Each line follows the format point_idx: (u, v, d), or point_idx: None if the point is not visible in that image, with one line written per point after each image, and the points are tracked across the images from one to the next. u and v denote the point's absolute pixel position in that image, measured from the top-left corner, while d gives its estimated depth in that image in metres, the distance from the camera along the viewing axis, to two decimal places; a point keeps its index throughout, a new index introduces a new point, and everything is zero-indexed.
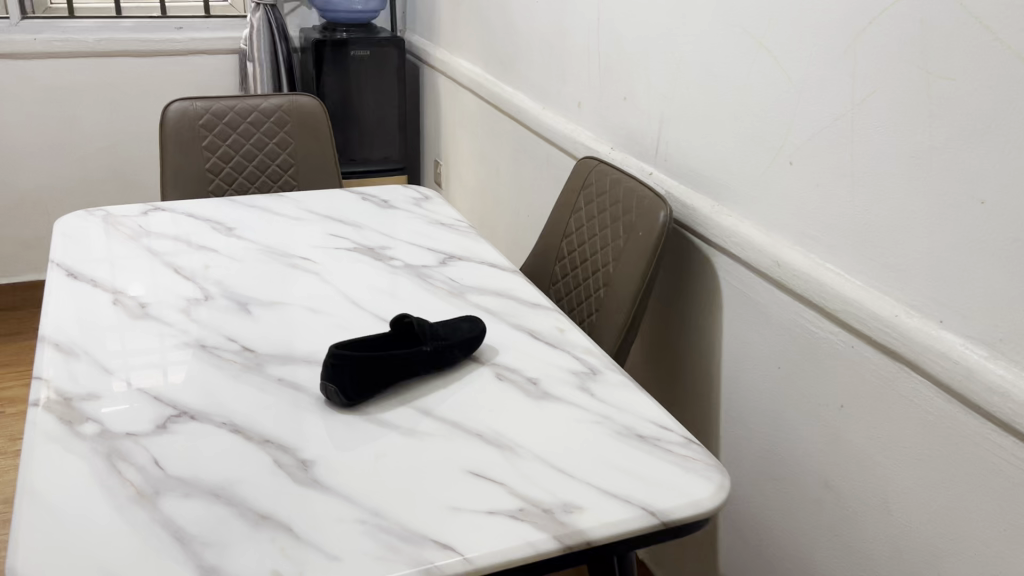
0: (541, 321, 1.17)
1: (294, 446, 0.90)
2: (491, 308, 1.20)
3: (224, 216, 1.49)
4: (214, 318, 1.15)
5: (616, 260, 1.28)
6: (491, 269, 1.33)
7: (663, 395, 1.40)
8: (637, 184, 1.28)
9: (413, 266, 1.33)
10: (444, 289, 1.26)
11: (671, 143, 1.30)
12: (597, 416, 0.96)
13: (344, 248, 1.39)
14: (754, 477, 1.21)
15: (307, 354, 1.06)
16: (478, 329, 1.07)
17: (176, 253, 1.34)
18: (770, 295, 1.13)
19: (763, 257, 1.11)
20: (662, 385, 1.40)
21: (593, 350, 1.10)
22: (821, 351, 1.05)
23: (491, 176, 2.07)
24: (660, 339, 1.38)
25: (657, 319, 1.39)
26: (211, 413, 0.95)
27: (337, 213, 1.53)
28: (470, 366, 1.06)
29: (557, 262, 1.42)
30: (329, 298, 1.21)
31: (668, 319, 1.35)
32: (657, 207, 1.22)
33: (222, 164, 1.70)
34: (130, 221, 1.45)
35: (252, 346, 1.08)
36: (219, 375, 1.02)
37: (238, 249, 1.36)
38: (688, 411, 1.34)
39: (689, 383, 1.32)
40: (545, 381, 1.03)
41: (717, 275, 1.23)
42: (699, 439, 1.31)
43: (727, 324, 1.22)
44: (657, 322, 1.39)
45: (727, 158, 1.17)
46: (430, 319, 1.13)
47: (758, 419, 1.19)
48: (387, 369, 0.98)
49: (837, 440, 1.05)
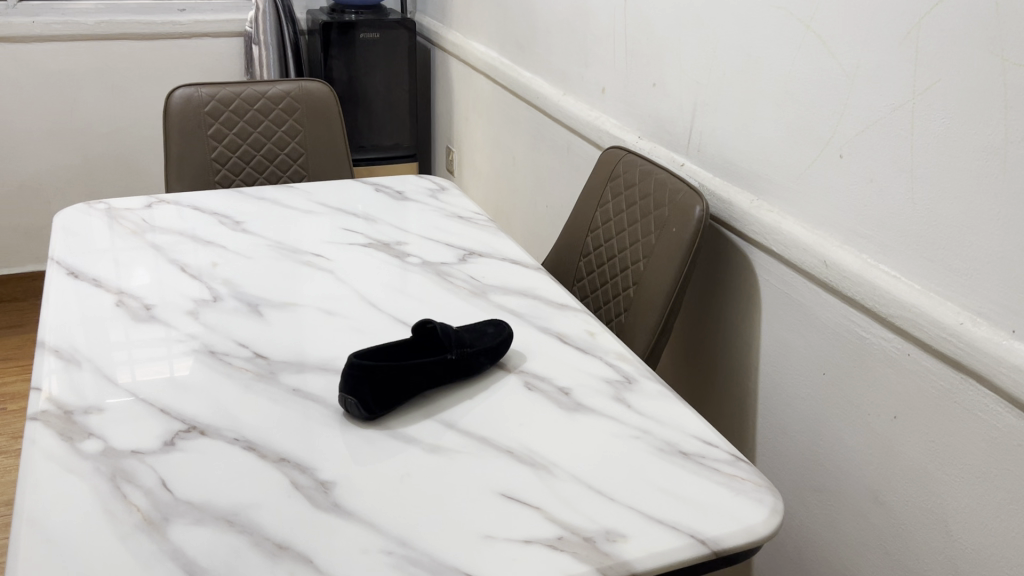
0: (569, 324, 1.10)
1: (312, 464, 0.83)
2: (516, 309, 1.13)
3: (232, 209, 1.42)
4: (223, 321, 1.08)
5: (647, 258, 1.21)
6: (513, 267, 1.26)
7: (695, 398, 1.33)
8: (670, 177, 1.21)
9: (431, 263, 1.27)
10: (465, 288, 1.19)
11: (705, 133, 1.23)
12: (635, 430, 0.90)
13: (358, 243, 1.32)
14: (794, 488, 1.14)
15: (322, 361, 1.00)
16: (505, 335, 1.01)
17: (182, 249, 1.28)
18: (815, 297, 1.06)
19: (809, 255, 1.04)
20: (694, 388, 1.33)
21: (626, 355, 1.04)
22: (872, 358, 0.98)
23: (507, 165, 1.99)
24: (693, 339, 1.32)
25: (689, 319, 1.32)
26: (222, 428, 0.88)
27: (349, 206, 1.46)
28: (497, 373, 0.99)
29: (581, 258, 1.35)
30: (345, 299, 1.14)
31: (701, 319, 1.29)
32: (692, 200, 1.15)
33: (229, 154, 1.63)
34: (133, 215, 1.38)
35: (264, 352, 1.02)
36: (229, 384, 0.96)
37: (247, 245, 1.29)
38: (722, 416, 1.27)
39: (724, 386, 1.26)
40: (577, 391, 0.96)
41: (755, 273, 1.16)
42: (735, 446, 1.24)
43: (766, 326, 1.15)
44: (689, 321, 1.32)
45: (769, 149, 1.10)
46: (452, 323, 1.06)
47: (799, 427, 1.12)
48: (410, 379, 0.91)
49: (889, 453, 0.98)
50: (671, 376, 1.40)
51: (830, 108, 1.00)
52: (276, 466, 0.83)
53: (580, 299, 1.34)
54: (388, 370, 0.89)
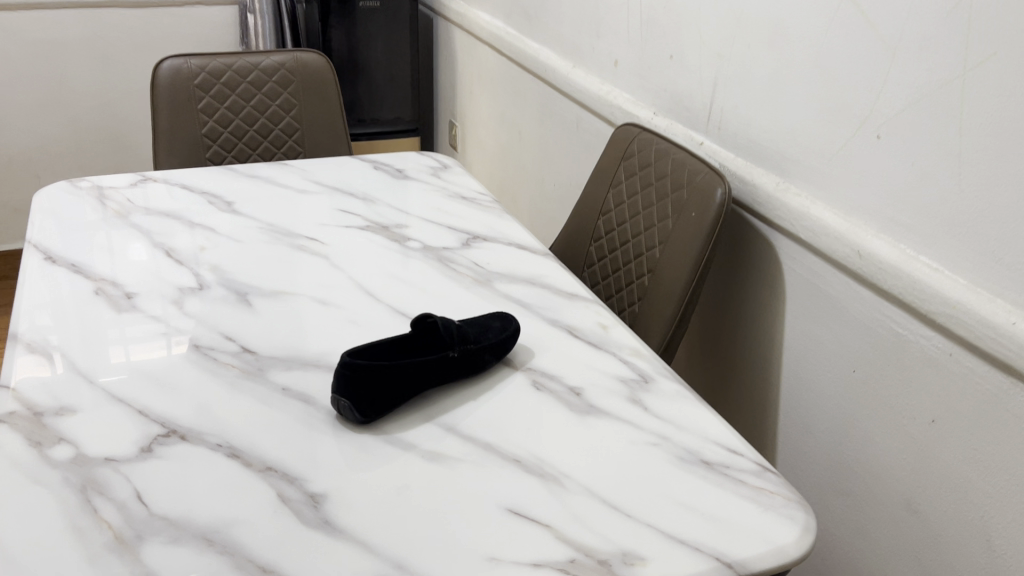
0: (581, 316, 1.03)
1: (302, 474, 0.76)
2: (523, 299, 1.06)
3: (222, 189, 1.34)
4: (209, 312, 1.01)
5: (663, 244, 1.13)
6: (520, 252, 1.18)
7: (712, 392, 1.26)
8: (690, 157, 1.13)
9: (433, 247, 1.19)
10: (469, 276, 1.11)
11: (727, 110, 1.15)
12: (653, 436, 0.83)
13: (355, 225, 1.24)
14: (818, 492, 1.07)
15: (315, 357, 0.93)
16: (511, 329, 0.93)
17: (169, 232, 1.20)
18: (846, 288, 0.98)
19: (841, 244, 0.96)
20: (712, 382, 1.26)
21: (642, 351, 0.97)
22: (910, 356, 0.91)
23: (512, 140, 1.92)
24: (711, 330, 1.24)
25: (707, 307, 1.24)
26: (204, 432, 0.81)
27: (346, 185, 1.38)
28: (503, 371, 0.92)
29: (591, 242, 1.27)
30: (340, 287, 1.07)
31: (720, 309, 1.21)
32: (713, 182, 1.07)
33: (220, 129, 1.55)
34: (117, 194, 1.30)
35: (252, 346, 0.94)
36: (213, 382, 0.88)
37: (237, 228, 1.22)
38: (741, 411, 1.20)
39: (743, 380, 1.18)
40: (590, 391, 0.89)
41: (780, 261, 1.08)
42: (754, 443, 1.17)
43: (791, 317, 1.08)
44: (707, 311, 1.24)
45: (798, 128, 1.02)
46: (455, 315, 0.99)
47: (825, 426, 1.05)
48: (409, 380, 0.84)
49: (925, 459, 0.91)
50: (687, 367, 1.33)
51: (868, 84, 0.91)
52: (262, 477, 0.76)
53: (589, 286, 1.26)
54: (385, 369, 0.82)
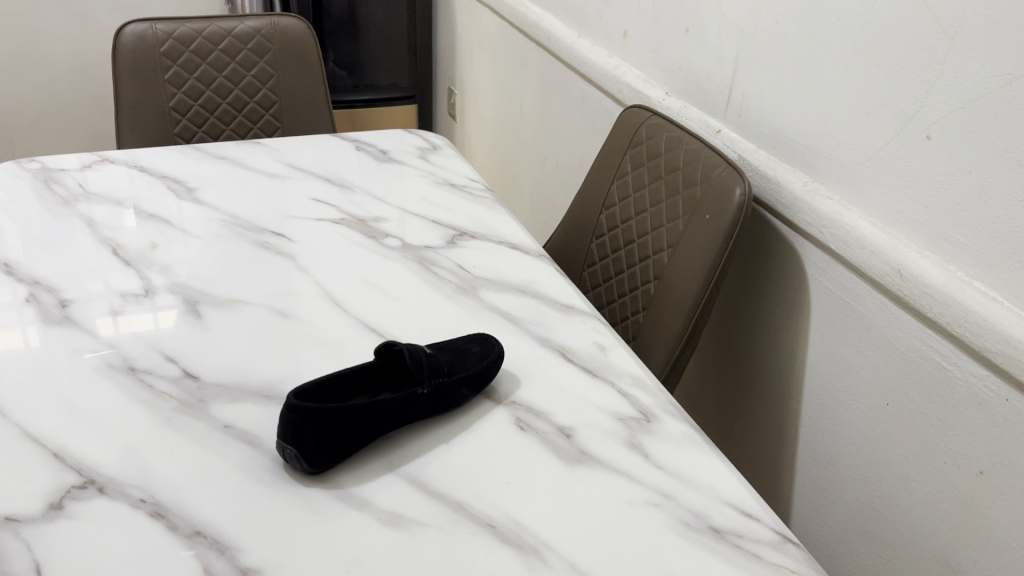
0: (576, 334, 0.90)
1: (235, 542, 0.64)
2: (510, 312, 0.93)
3: (186, 172, 1.21)
4: (152, 326, 0.88)
5: (671, 248, 1.00)
6: (512, 253, 1.05)
7: (725, 408, 1.14)
8: (705, 149, 0.99)
9: (412, 245, 1.06)
10: (452, 282, 0.98)
11: (750, 94, 1.01)
12: (653, 494, 0.70)
13: (328, 217, 1.11)
14: (841, 534, 0.95)
15: (265, 386, 0.80)
16: (492, 357, 0.81)
17: (120, 224, 1.07)
18: (882, 310, 0.85)
19: (878, 260, 0.82)
20: (724, 398, 1.13)
21: (644, 380, 0.84)
22: (956, 396, 0.78)
23: (512, 113, 1.78)
24: (724, 341, 1.11)
25: (721, 316, 1.11)
26: (127, 484, 0.69)
27: (323, 170, 1.25)
28: (482, 406, 0.79)
29: (592, 239, 1.14)
30: (303, 295, 0.94)
31: (735, 318, 1.08)
32: (731, 181, 0.93)
33: (190, 102, 1.43)
34: (68, 178, 1.17)
35: (196, 370, 0.82)
36: (145, 416, 0.76)
37: (197, 220, 1.09)
38: (756, 433, 1.07)
39: (760, 400, 1.06)
40: (581, 432, 0.77)
41: (805, 272, 0.94)
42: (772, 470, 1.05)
43: (815, 335, 0.95)
44: (721, 319, 1.11)
45: (835, 122, 0.88)
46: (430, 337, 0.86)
47: (851, 461, 0.92)
48: (367, 424, 0.72)
49: (969, 513, 0.79)
50: (696, 379, 1.20)
51: (919, 75, 0.77)
52: (187, 545, 0.64)
53: (589, 289, 1.13)
54: (337, 413, 0.70)
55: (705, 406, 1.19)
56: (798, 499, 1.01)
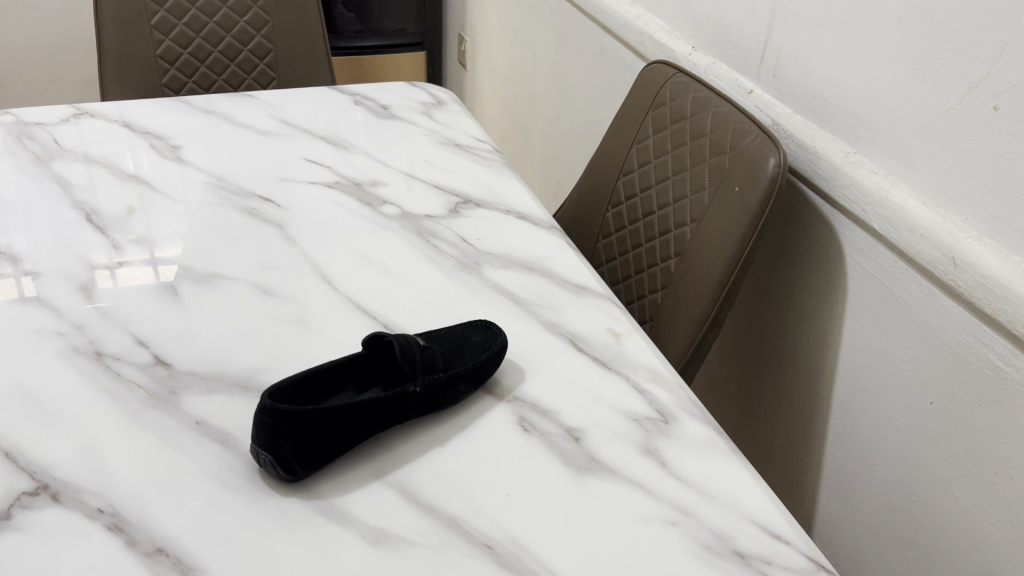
0: (588, 320, 0.82)
1: (200, 562, 0.57)
2: (516, 292, 0.85)
3: (171, 128, 1.13)
4: (123, 305, 0.81)
5: (694, 223, 0.91)
6: (520, 224, 0.97)
7: (748, 393, 1.06)
8: (735, 113, 0.89)
9: (412, 213, 0.98)
10: (453, 256, 0.90)
11: (787, 52, 0.91)
12: (672, 510, 0.63)
13: (322, 180, 1.03)
14: (871, 537, 0.88)
15: (243, 375, 0.73)
16: (493, 348, 0.73)
17: (96, 186, 0.99)
18: (930, 300, 0.76)
19: (929, 246, 0.73)
20: (746, 382, 1.06)
21: (663, 374, 0.76)
22: (1013, 402, 0.69)
23: (524, 63, 1.67)
24: (750, 321, 1.03)
25: (748, 294, 1.03)
26: (84, 490, 0.62)
27: (319, 128, 1.16)
28: (482, 403, 0.72)
29: (608, 208, 1.05)
30: (291, 269, 0.87)
31: (762, 297, 0.99)
32: (764, 151, 0.84)
33: (178, 50, 1.37)
34: (44, 133, 1.09)
35: (168, 356, 0.75)
36: (109, 408, 0.69)
37: (180, 183, 1.01)
38: (782, 422, 0.99)
39: (786, 387, 0.98)
40: (592, 435, 0.69)
41: (844, 252, 0.85)
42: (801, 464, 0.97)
43: (852, 323, 0.86)
44: (747, 298, 1.03)
45: (885, 87, 0.78)
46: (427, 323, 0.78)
47: (886, 461, 0.85)
48: (351, 426, 0.64)
49: (1019, 530, 0.71)
50: (717, 359, 1.12)
51: (987, 36, 0.67)
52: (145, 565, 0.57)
53: (604, 262, 1.05)
54: (317, 415, 0.62)
55: (725, 390, 1.11)
56: (827, 496, 0.93)
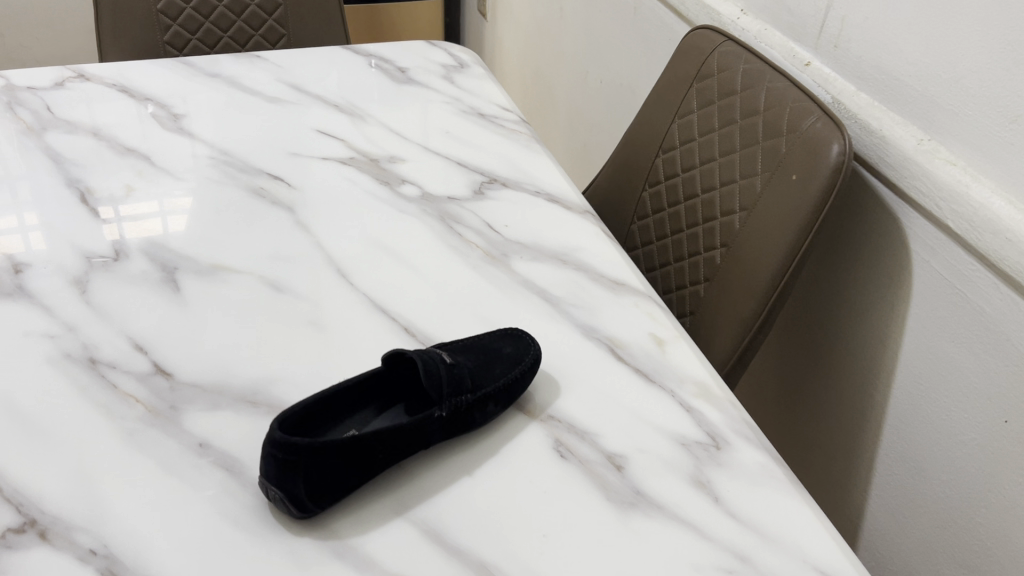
0: (627, 323, 0.74)
1: None
2: (548, 289, 0.78)
3: (173, 94, 1.04)
4: (120, 301, 0.74)
5: (743, 212, 0.82)
6: (550, 208, 0.89)
7: (794, 389, 0.99)
8: (794, 90, 0.80)
9: (433, 195, 0.90)
10: (479, 246, 0.83)
11: (852, 21, 0.81)
12: (726, 557, 0.57)
13: (335, 156, 0.95)
14: (925, 553, 0.82)
15: (250, 388, 0.66)
16: (525, 363, 0.65)
17: (91, 161, 0.92)
18: (1009, 310, 0.68)
19: (1014, 252, 0.65)
20: (792, 377, 0.99)
21: (712, 389, 0.69)
22: None
23: (548, 16, 1.57)
24: (798, 314, 0.95)
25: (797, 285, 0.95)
26: (75, 526, 0.56)
27: (331, 94, 1.08)
28: (512, 423, 0.65)
29: (646, 188, 0.97)
30: (303, 261, 0.79)
31: (814, 290, 0.92)
32: (826, 135, 0.75)
33: (181, 5, 1.29)
34: (36, 99, 1.01)
35: (168, 364, 0.68)
36: (104, 426, 0.63)
37: (182, 158, 0.93)
38: (830, 424, 0.93)
39: (837, 387, 0.90)
40: (635, 462, 0.62)
41: (911, 249, 0.77)
42: (851, 469, 0.91)
43: (916, 325, 0.79)
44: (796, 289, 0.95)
45: (969, 67, 0.69)
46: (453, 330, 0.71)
47: (950, 477, 0.78)
48: (370, 457, 0.58)
49: None
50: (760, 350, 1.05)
51: None
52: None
53: (641, 247, 0.97)
54: (332, 448, 0.55)
55: (768, 381, 1.04)
56: (883, 505, 0.87)
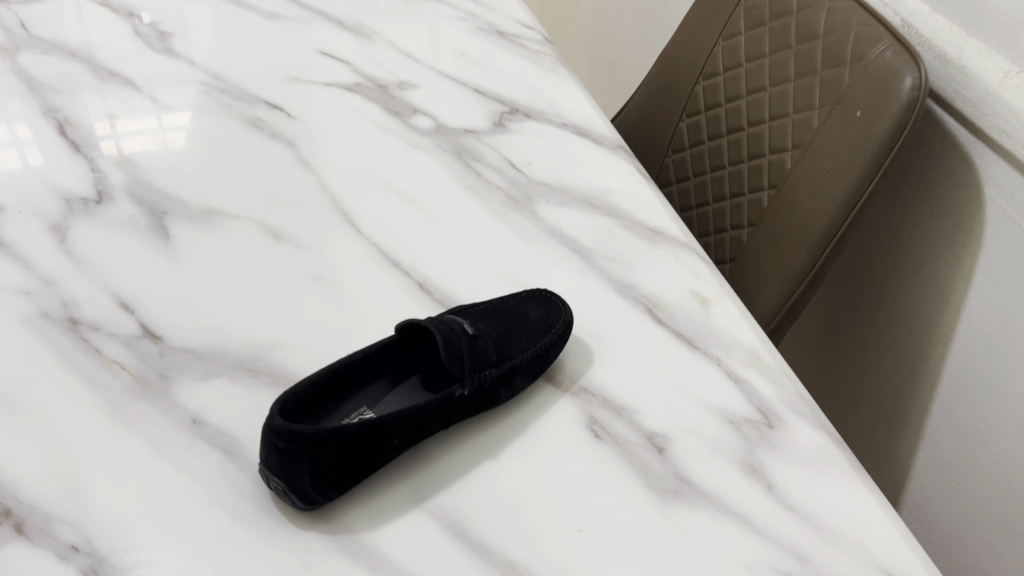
0: (667, 279, 0.67)
1: None
2: (578, 238, 0.70)
3: (160, 9, 0.95)
4: (104, 251, 0.67)
5: (796, 151, 0.74)
6: (579, 145, 0.80)
7: (843, 343, 0.91)
8: (860, 11, 0.71)
9: (449, 127, 0.81)
10: (500, 187, 0.75)
11: None
12: (782, 555, 0.51)
13: (340, 81, 0.86)
14: (991, 541, 0.74)
15: (250, 355, 0.60)
16: (555, 331, 0.58)
17: (70, 86, 0.83)
18: None
19: None
20: (842, 329, 0.91)
21: (762, 357, 0.62)
22: None
23: None
24: (855, 262, 0.87)
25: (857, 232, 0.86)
26: (54, 518, 0.50)
27: (335, 9, 0.97)
28: (541, 397, 0.58)
29: (688, 121, 0.88)
30: (305, 205, 0.72)
31: (875, 238, 0.84)
32: (897, 65, 0.66)
33: None
34: (9, 15, 0.91)
35: (158, 326, 0.61)
36: (86, 399, 0.56)
37: (171, 83, 0.84)
38: (881, 379, 0.85)
39: (891, 342, 0.83)
40: (679, 443, 0.56)
41: (990, 195, 0.68)
42: (902, 430, 0.84)
43: (989, 279, 0.70)
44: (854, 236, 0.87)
45: None
46: (475, 291, 0.64)
47: (1014, 446, 0.70)
48: (382, 443, 0.51)
49: None
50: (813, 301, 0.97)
51: None
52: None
53: (682, 186, 0.89)
54: (337, 437, 0.49)
55: (813, 329, 0.97)
56: (938, 468, 0.80)
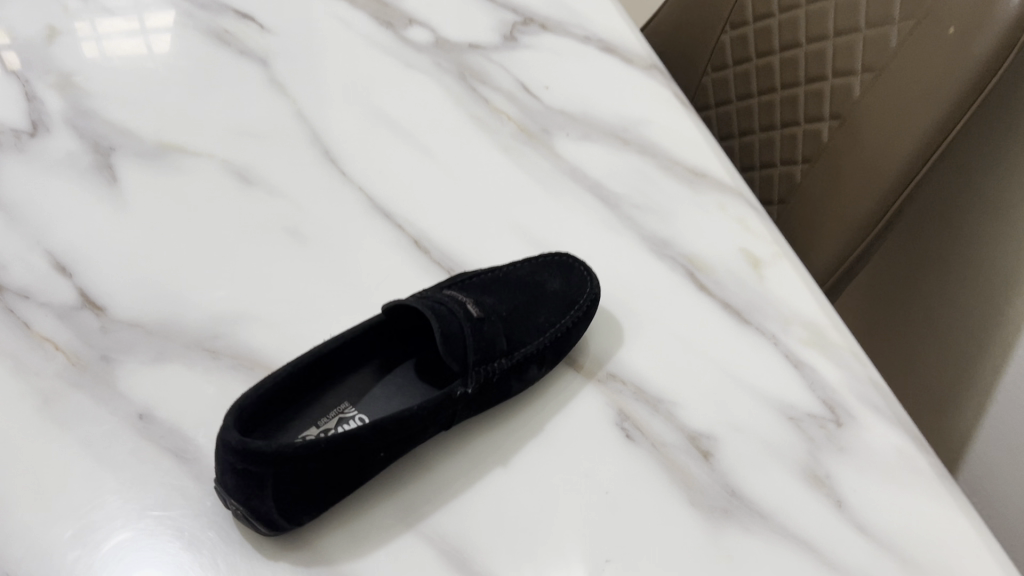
0: (711, 234, 0.56)
1: None
2: (603, 184, 0.59)
3: None
4: (37, 198, 0.56)
5: (869, 74, 0.61)
6: (605, 62, 0.68)
7: (909, 302, 0.80)
8: None
9: (450, 41, 0.69)
10: (512, 118, 0.63)
11: None
12: None
13: None
14: None
15: (210, 332, 0.49)
16: (579, 308, 0.48)
17: None
18: None
19: None
20: (908, 286, 0.80)
21: (827, 334, 0.51)
22: None
23: None
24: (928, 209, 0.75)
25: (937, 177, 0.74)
26: None
27: None
28: (560, 385, 0.48)
29: (732, 33, 0.74)
30: (280, 140, 0.60)
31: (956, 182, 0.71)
32: None
33: None
34: None
35: (100, 294, 0.51)
36: (9, 389, 0.46)
37: None
38: (950, 346, 0.74)
39: (966, 303, 0.71)
40: (727, 446, 0.46)
41: None
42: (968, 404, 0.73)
43: None
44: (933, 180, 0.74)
45: None
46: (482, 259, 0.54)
47: None
48: (365, 459, 0.41)
49: None
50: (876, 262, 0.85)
51: None
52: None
53: (726, 111, 0.76)
54: (306, 458, 0.39)
55: (872, 286, 0.86)
56: (1004, 448, 0.69)
